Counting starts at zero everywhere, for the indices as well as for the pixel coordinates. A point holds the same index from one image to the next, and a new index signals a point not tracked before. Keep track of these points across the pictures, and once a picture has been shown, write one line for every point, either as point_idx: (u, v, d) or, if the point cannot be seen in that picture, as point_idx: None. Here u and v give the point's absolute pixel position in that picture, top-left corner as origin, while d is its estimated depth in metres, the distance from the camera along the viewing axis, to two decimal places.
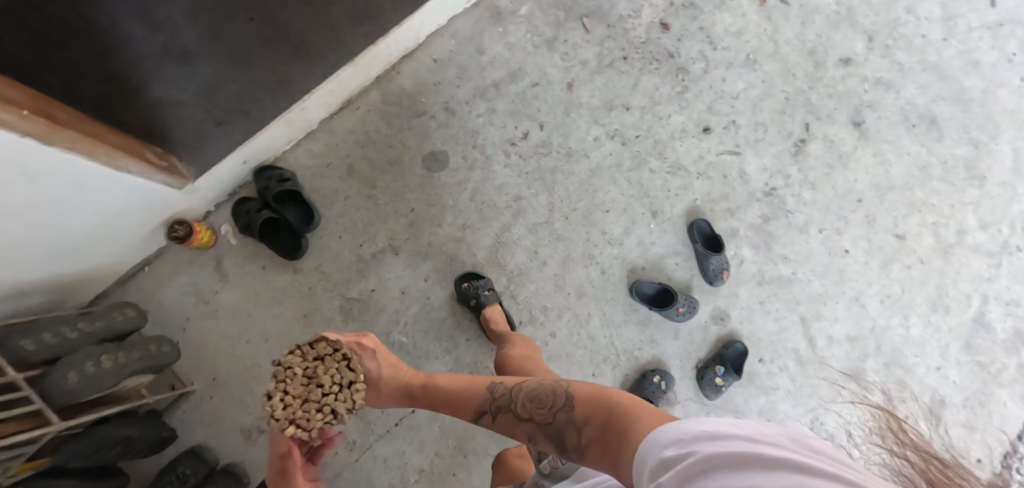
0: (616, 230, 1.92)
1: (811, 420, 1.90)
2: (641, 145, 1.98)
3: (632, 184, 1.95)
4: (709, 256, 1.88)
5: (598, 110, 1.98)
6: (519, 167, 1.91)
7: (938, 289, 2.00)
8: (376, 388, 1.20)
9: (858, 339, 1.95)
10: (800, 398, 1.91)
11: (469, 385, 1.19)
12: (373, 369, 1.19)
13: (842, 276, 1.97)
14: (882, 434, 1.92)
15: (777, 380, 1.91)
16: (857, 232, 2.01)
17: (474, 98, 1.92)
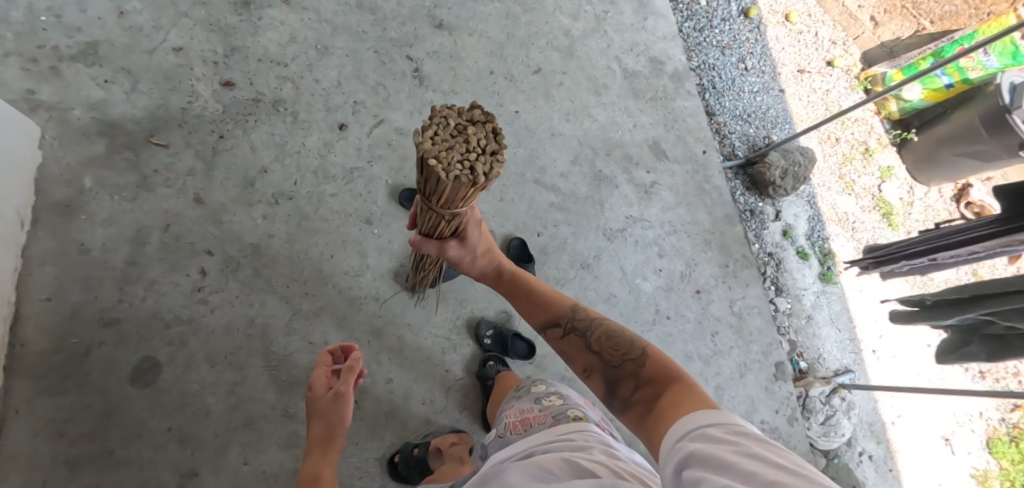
0: (355, 262, 1.87)
1: (603, 239, 2.14)
2: (306, 186, 1.90)
3: (331, 218, 1.89)
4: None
5: (242, 194, 1.83)
6: (227, 300, 1.73)
7: (588, 85, 2.34)
8: (469, 253, 1.36)
9: (578, 162, 2.22)
10: (584, 234, 2.13)
11: (547, 301, 1.31)
12: (474, 246, 1.36)
13: (528, 137, 2.20)
14: (648, 202, 2.24)
15: (560, 238, 2.10)
16: (511, 98, 2.23)
17: (124, 290, 1.67)
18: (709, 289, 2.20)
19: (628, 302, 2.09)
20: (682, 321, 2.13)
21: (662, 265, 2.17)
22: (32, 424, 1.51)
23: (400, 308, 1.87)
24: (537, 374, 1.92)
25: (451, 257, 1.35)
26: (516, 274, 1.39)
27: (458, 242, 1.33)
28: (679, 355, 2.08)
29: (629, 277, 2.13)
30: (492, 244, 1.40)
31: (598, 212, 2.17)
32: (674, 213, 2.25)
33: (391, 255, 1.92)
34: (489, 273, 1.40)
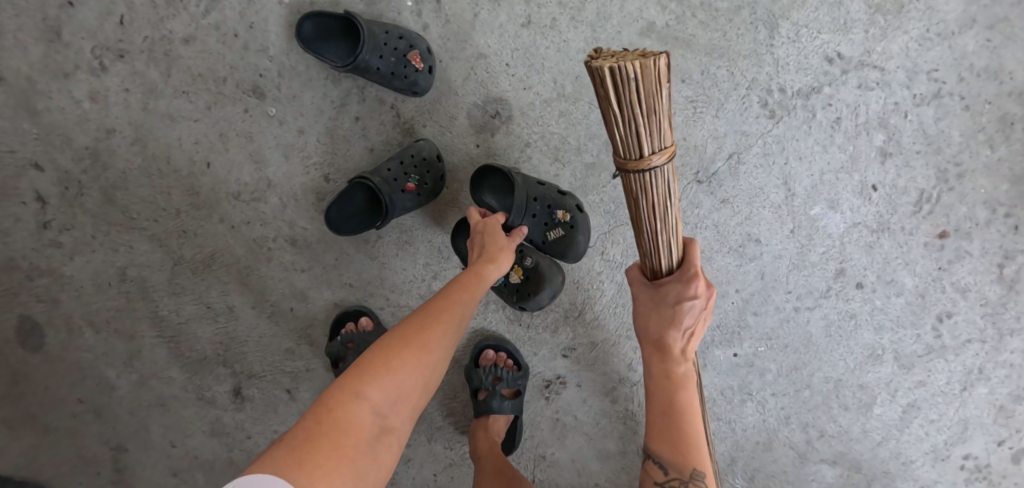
0: (246, 174, 1.04)
1: (757, 121, 1.03)
2: (143, 27, 1.01)
3: (193, 89, 1.02)
4: (365, 53, 0.90)
5: (54, 58, 1.04)
6: (83, 242, 1.12)
7: None
8: (664, 325, 0.80)
9: None
10: (719, 107, 1.03)
11: (695, 447, 0.80)
12: (675, 323, 0.80)
13: None
14: (885, 31, 0.99)
15: None
16: None
17: None
18: (965, 232, 1.04)
19: (785, 256, 1.06)
20: (891, 293, 1.08)
21: (879, 177, 1.04)
22: None
23: (335, 258, 1.07)
24: (576, 371, 1.10)
25: (651, 305, 0.80)
26: (680, 385, 0.83)
27: (677, 300, 0.78)
28: (854, 348, 1.10)
29: (798, 204, 1.05)
30: (693, 341, 0.83)
31: (759, 47, 1.01)
32: (952, 55, 0.98)
33: (305, 156, 1.02)
34: (660, 349, 0.82)
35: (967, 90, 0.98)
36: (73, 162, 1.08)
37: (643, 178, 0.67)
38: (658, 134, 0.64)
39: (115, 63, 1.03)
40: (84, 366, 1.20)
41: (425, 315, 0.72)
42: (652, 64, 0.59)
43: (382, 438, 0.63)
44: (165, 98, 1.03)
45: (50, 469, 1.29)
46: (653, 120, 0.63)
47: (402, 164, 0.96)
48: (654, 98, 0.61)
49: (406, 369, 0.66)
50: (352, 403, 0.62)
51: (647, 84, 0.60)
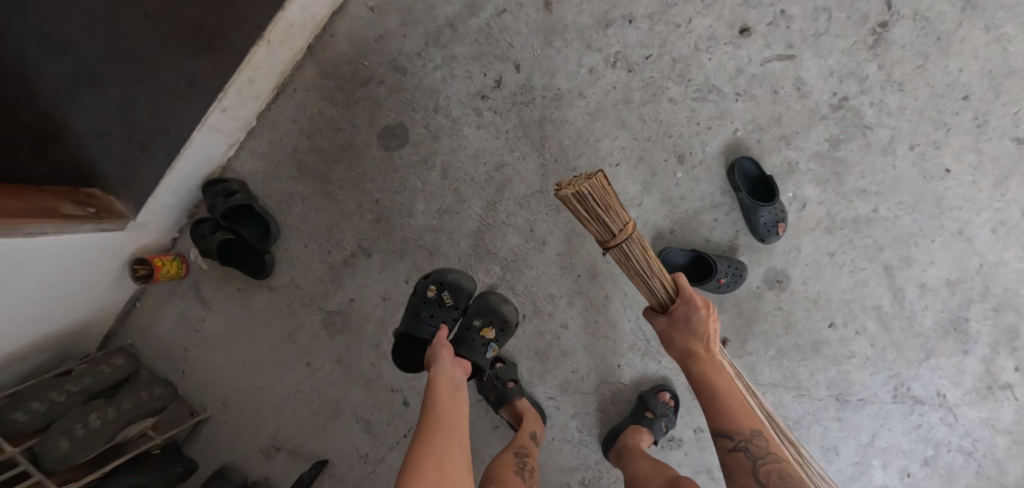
0: (632, 188, 1.50)
1: (886, 394, 1.57)
2: (654, 70, 1.47)
3: (647, 123, 1.48)
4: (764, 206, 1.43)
5: (589, 34, 1.47)
6: (495, 130, 1.48)
7: None
8: (687, 334, 1.26)
9: (948, 290, 1.54)
10: (877, 370, 1.56)
11: (746, 419, 1.18)
12: (691, 331, 1.25)
13: (927, 215, 1.52)
14: (979, 406, 1.56)
15: (848, 349, 1.55)
16: (953, 154, 1.51)
17: (427, 48, 1.48)
18: None
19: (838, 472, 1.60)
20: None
21: (915, 470, 1.59)
22: (297, 109, 1.52)
23: None
24: (690, 444, 1.56)
25: (670, 328, 1.27)
26: (713, 367, 1.24)
27: (685, 317, 1.25)
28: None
29: (869, 452, 1.59)
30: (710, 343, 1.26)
31: (913, 362, 1.56)
32: (994, 442, 1.57)
33: (670, 210, 1.50)
34: (688, 356, 1.26)
35: (982, 464, 1.58)
36: (539, 88, 1.47)
37: (633, 241, 1.14)
38: (609, 207, 1.09)
39: (619, 70, 1.47)
40: (405, 189, 1.51)
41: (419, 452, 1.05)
42: (601, 183, 1.04)
43: None
44: (627, 112, 1.48)
45: (302, 220, 1.54)
46: (607, 215, 1.08)
47: (728, 266, 1.45)
48: (602, 196, 1.08)
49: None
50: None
51: (601, 188, 1.04)
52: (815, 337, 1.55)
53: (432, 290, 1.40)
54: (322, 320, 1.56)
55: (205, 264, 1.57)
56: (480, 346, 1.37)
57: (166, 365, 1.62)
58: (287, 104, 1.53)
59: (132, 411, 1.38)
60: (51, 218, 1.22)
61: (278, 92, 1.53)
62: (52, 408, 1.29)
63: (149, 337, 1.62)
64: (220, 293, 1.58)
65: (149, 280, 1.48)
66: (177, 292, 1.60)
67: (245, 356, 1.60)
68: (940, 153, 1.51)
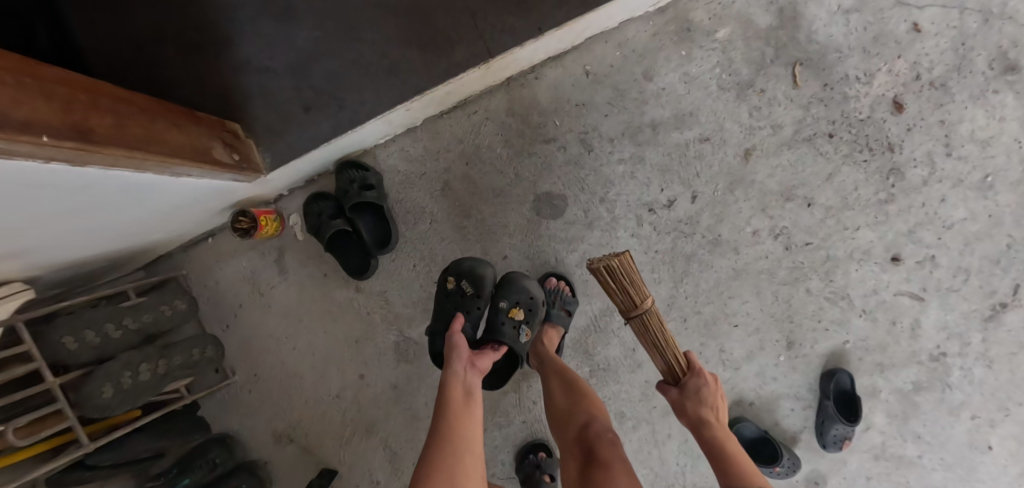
0: (737, 351, 1.53)
1: None
2: (807, 257, 1.51)
3: (777, 301, 1.52)
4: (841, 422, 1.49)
5: (769, 199, 1.48)
6: (645, 244, 1.47)
7: None
8: (700, 404, 1.16)
9: None
10: None
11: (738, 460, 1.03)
12: (703, 401, 1.16)
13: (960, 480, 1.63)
14: None
15: None
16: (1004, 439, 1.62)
17: (621, 137, 1.44)
18: None
19: None
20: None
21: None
22: (468, 132, 1.44)
23: None
24: None
25: (681, 399, 1.19)
26: (724, 430, 1.11)
27: (693, 387, 1.19)
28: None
29: None
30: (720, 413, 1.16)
31: None
32: None
33: (759, 384, 1.55)
34: (703, 422, 1.13)
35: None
36: (702, 226, 1.47)
37: (649, 318, 1.19)
38: (638, 287, 1.17)
39: (777, 243, 1.50)
40: (537, 258, 1.47)
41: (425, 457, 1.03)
42: (628, 259, 1.15)
43: None
44: (766, 283, 1.51)
45: (422, 240, 1.46)
46: (632, 290, 1.17)
47: (790, 459, 1.51)
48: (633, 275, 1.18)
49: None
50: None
51: (634, 274, 1.17)
52: None
53: (450, 282, 1.35)
54: (395, 342, 1.49)
55: (301, 236, 1.45)
56: (512, 330, 1.30)
57: (212, 313, 1.51)
58: (461, 122, 1.44)
59: (183, 367, 1.28)
60: (203, 161, 1.05)
61: (457, 107, 1.44)
62: (108, 342, 1.16)
63: (208, 278, 1.50)
64: (305, 270, 1.47)
65: (247, 236, 1.35)
66: (259, 249, 1.48)
67: (300, 340, 1.51)
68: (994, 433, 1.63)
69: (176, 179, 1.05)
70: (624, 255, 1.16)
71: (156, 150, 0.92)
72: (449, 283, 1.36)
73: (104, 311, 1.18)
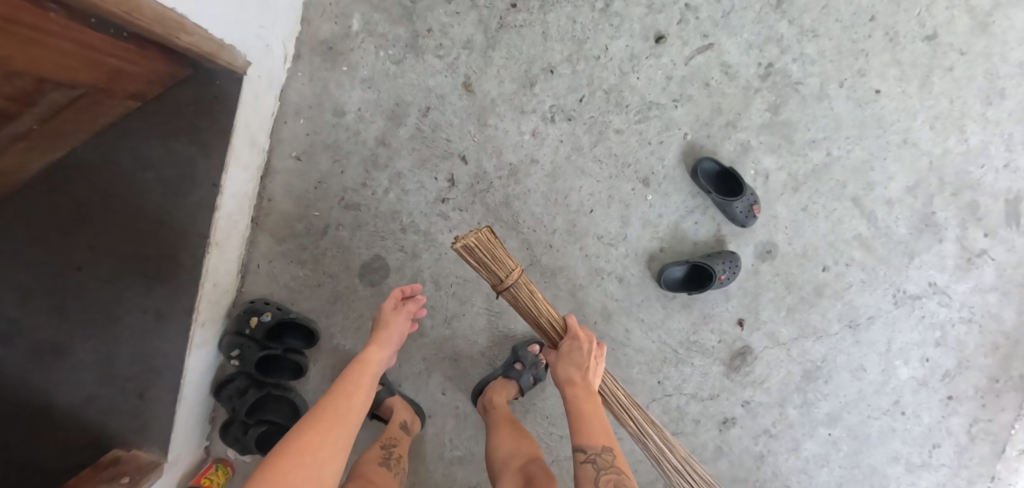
0: (613, 226, 1.52)
1: (888, 305, 1.70)
2: (593, 109, 1.47)
3: (605, 161, 1.49)
4: (735, 199, 1.49)
5: (517, 95, 1.45)
6: (467, 223, 1.47)
7: (985, 99, 1.65)
8: (574, 366, 1.24)
9: (907, 194, 1.67)
10: (875, 288, 1.69)
11: (592, 427, 1.16)
12: (577, 362, 1.24)
13: (868, 137, 1.63)
14: (964, 281, 1.73)
15: (843, 280, 1.67)
16: (871, 79, 1.61)
17: (368, 173, 1.44)
18: (960, 399, 1.78)
19: (874, 384, 1.73)
20: (915, 422, 1.77)
21: (930, 354, 1.74)
22: (268, 281, 1.47)
23: (641, 297, 1.55)
24: (744, 419, 1.68)
25: (561, 359, 1.26)
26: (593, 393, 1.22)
27: (569, 346, 1.26)
28: (889, 451, 1.77)
29: (891, 355, 1.72)
30: (592, 372, 1.24)
31: (900, 269, 1.69)
32: (984, 302, 1.74)
33: (654, 230, 1.54)
34: (569, 382, 1.22)
35: (980, 323, 1.75)
36: (493, 169, 1.46)
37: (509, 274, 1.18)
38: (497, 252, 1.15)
39: (559, 121, 1.46)
40: None
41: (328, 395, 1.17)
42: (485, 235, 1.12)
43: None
44: (582, 157, 1.48)
45: (322, 378, 1.55)
46: (494, 259, 1.16)
47: (727, 262, 1.53)
48: (492, 245, 1.15)
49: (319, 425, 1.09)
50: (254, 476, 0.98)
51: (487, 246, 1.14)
52: (816, 281, 1.65)
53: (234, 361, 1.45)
54: None
55: (246, 457, 1.60)
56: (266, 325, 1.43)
57: None
58: (257, 280, 1.49)
59: None
60: None
61: (244, 272, 1.48)
62: None
63: None
64: None
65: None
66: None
67: None
68: (862, 80, 1.60)
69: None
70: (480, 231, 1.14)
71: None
72: (235, 360, 1.45)
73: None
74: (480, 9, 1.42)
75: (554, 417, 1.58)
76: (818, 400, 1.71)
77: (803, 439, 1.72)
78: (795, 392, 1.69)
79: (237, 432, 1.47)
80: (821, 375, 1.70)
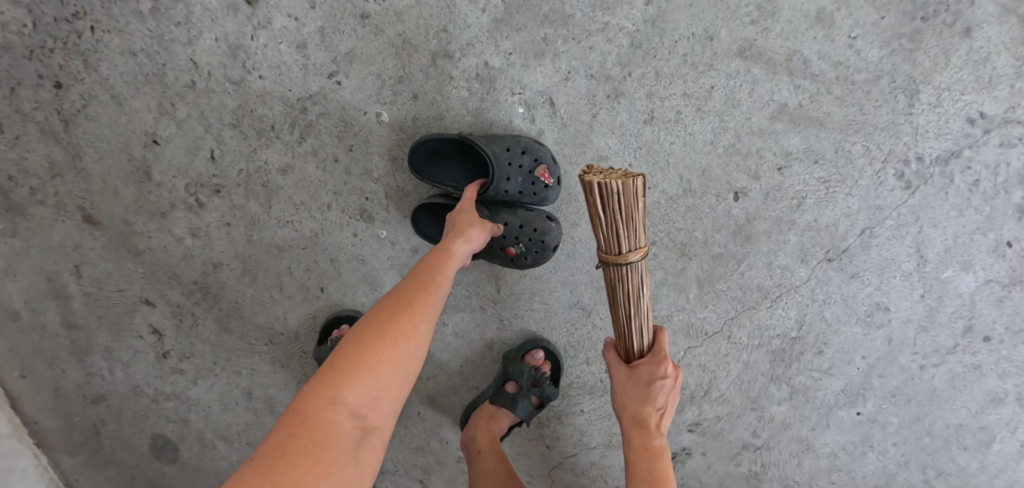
0: (365, 292, 1.02)
1: (887, 192, 0.92)
2: (235, 159, 0.96)
3: (298, 218, 0.98)
4: (489, 190, 0.87)
5: (143, 195, 1.01)
6: (205, 367, 1.12)
7: None
8: (643, 400, 0.75)
9: None
10: (848, 176, 0.92)
11: None
12: (653, 399, 0.75)
13: None
14: None
15: (777, 194, 0.93)
16: None
17: (85, 361, 1.16)
18: None
19: (913, 319, 0.98)
20: (1019, 342, 0.97)
21: (1015, 233, 0.92)
22: None
23: (460, 360, 1.05)
24: (703, 444, 1.09)
25: (625, 385, 0.76)
26: (658, 454, 0.75)
27: (650, 379, 0.75)
28: (976, 397, 1.01)
29: (934, 265, 0.95)
30: (666, 417, 0.78)
31: (896, 118, 0.88)
32: None
33: None
34: (639, 427, 0.76)
35: None
36: (183, 296, 1.07)
37: (617, 279, 0.71)
38: (631, 220, 0.66)
39: (211, 199, 0.99)
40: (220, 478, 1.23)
41: (422, 280, 0.70)
42: (633, 184, 0.64)
43: (363, 441, 0.58)
44: (267, 226, 0.99)
45: None
46: (628, 228, 0.67)
47: (522, 228, 0.90)
48: (632, 206, 0.66)
49: (406, 350, 0.63)
50: (328, 409, 0.57)
51: (629, 200, 0.65)
52: (726, 217, 0.95)
53: None
54: None
55: None
56: None
57: None
58: None
59: None
60: None
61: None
62: None
63: None
64: None
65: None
66: None
67: None
68: None
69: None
70: (592, 169, 0.67)
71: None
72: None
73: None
74: (28, 112, 0.98)
75: None
76: (818, 380, 1.03)
77: (812, 433, 1.06)
78: (771, 384, 1.04)
79: None
80: (807, 344, 1.01)
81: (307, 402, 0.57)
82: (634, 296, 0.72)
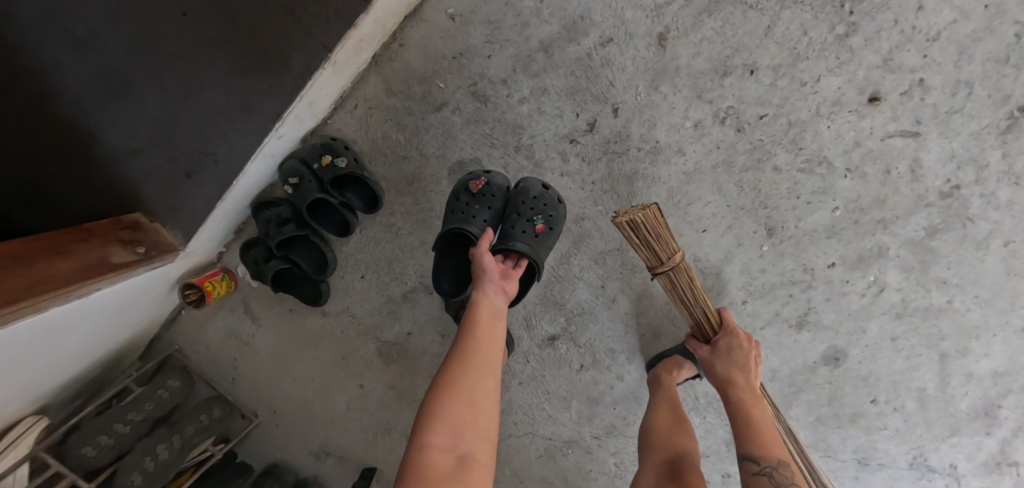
0: (715, 256, 1.41)
1: (903, 464, 1.62)
2: (767, 133, 1.33)
3: (746, 192, 1.36)
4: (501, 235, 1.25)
5: (703, 77, 1.28)
6: (581, 178, 1.34)
7: None
8: (732, 364, 1.26)
9: (989, 382, 1.53)
10: (904, 444, 1.60)
11: (764, 439, 1.10)
12: (734, 359, 1.26)
13: (990, 306, 1.48)
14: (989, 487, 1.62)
15: (880, 420, 1.59)
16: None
17: (513, 75, 1.27)
18: None
19: None
20: None
21: None
22: (357, 129, 1.36)
23: None
24: None
25: (713, 357, 1.28)
26: (753, 405, 1.19)
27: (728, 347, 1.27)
28: None
29: None
30: (751, 377, 1.26)
31: (936, 441, 1.58)
32: None
33: (751, 281, 1.43)
34: (733, 384, 1.23)
35: None
36: (637, 138, 1.31)
37: (675, 275, 1.25)
38: (652, 238, 1.17)
39: (728, 129, 1.32)
40: None
41: (459, 338, 1.08)
42: (648, 212, 1.14)
43: (460, 463, 0.93)
44: (729, 175, 1.35)
45: (359, 250, 1.44)
46: (651, 244, 1.19)
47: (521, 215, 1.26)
48: (657, 226, 1.17)
49: (457, 390, 1.00)
50: (425, 449, 0.94)
51: (650, 220, 1.15)
52: (857, 405, 1.57)
53: (287, 189, 1.35)
54: (377, 348, 1.51)
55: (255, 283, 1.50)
56: (329, 169, 1.32)
57: (214, 372, 1.58)
58: (347, 121, 1.35)
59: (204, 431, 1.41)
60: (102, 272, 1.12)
61: (362, 115, 1.35)
62: (119, 440, 1.30)
63: (196, 344, 1.57)
64: (271, 311, 1.53)
65: (202, 304, 1.43)
66: (223, 305, 1.53)
67: (297, 371, 1.56)
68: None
69: (89, 298, 1.14)
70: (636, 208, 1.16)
71: (44, 291, 1.00)
72: (289, 188, 1.35)
73: (108, 415, 1.31)
74: None
75: (553, 396, 1.52)
76: None
77: None
78: None
79: (264, 259, 1.40)
80: None
81: (415, 450, 0.94)
82: (696, 290, 1.27)
